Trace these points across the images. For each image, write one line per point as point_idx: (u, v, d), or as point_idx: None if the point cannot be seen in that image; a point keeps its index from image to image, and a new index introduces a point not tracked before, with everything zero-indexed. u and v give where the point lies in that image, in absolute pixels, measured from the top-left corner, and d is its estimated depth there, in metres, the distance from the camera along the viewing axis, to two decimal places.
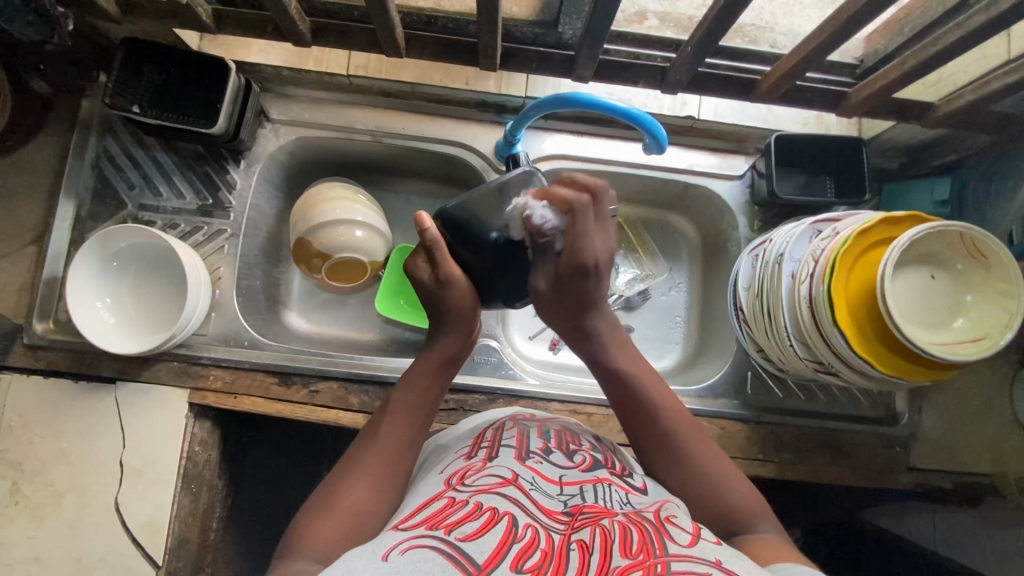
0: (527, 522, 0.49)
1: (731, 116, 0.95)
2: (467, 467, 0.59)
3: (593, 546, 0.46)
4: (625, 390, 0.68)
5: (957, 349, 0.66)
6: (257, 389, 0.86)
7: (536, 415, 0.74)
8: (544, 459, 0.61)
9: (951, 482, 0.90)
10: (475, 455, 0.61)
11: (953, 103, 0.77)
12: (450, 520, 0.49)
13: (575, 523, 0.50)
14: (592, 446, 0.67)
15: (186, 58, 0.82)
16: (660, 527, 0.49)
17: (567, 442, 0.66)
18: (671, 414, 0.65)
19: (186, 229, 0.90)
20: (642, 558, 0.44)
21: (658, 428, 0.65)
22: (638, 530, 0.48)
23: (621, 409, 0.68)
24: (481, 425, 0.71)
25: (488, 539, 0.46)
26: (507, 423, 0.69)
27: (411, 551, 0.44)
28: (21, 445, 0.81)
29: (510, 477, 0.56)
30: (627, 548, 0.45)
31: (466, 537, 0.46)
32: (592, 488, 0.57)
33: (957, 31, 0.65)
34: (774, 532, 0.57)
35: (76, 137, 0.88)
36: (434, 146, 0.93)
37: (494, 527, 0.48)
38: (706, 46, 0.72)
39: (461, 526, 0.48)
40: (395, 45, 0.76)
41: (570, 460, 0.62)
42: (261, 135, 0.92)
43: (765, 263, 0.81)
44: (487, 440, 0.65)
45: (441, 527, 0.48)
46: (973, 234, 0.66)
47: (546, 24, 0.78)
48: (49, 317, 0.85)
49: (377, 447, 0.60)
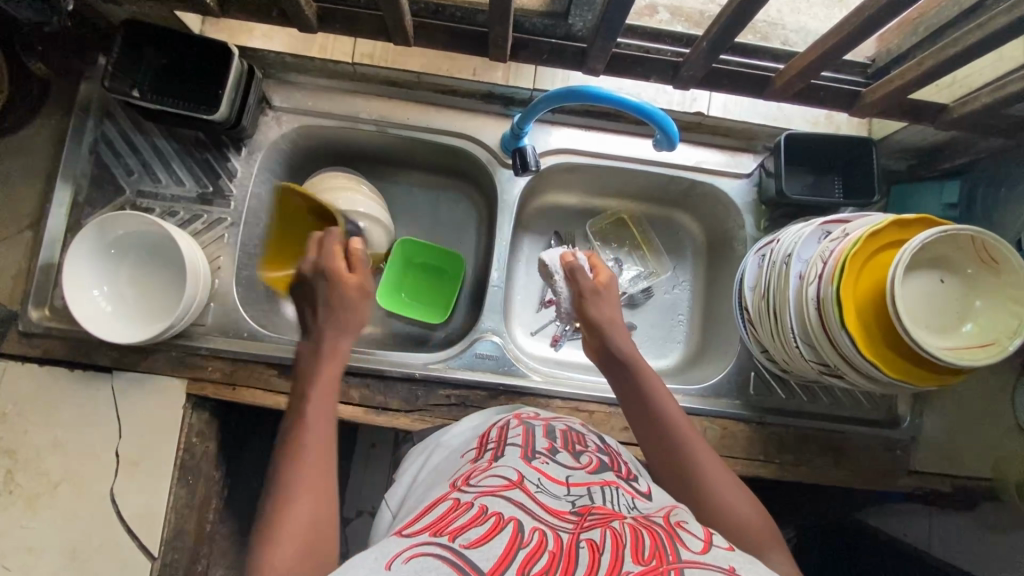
0: (534, 526, 0.48)
1: (741, 112, 0.93)
2: (472, 469, 0.59)
3: (603, 548, 0.45)
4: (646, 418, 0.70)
5: (966, 354, 0.65)
6: (256, 381, 0.85)
7: (539, 413, 0.74)
8: (550, 459, 0.60)
9: (952, 485, 0.91)
10: (481, 457, 0.61)
11: (968, 106, 0.76)
12: (454, 525, 0.48)
13: (584, 523, 0.49)
14: (598, 448, 0.67)
15: (186, 42, 0.80)
16: (670, 532, 0.49)
17: (574, 443, 0.66)
18: (687, 442, 0.67)
19: (184, 217, 0.88)
20: (654, 564, 0.43)
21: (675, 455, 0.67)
22: (649, 535, 0.48)
23: (642, 436, 0.70)
24: (485, 425, 0.70)
25: (494, 545, 0.45)
26: (511, 422, 0.68)
27: (415, 560, 0.43)
28: (15, 433, 0.79)
29: (516, 480, 0.55)
30: (638, 554, 0.44)
31: (472, 544, 0.45)
32: (600, 489, 0.56)
33: (977, 33, 0.64)
34: (779, 562, 0.59)
35: (74, 120, 0.86)
36: (439, 137, 0.92)
37: (500, 533, 0.47)
38: (722, 42, 0.71)
39: (465, 532, 0.47)
40: (404, 33, 0.74)
41: (576, 461, 0.61)
42: (263, 123, 0.90)
43: (772, 264, 0.81)
44: (493, 440, 0.65)
45: (445, 533, 0.47)
46: (984, 238, 0.66)
47: (556, 15, 0.76)
48: (45, 304, 0.84)
49: (303, 460, 0.59)
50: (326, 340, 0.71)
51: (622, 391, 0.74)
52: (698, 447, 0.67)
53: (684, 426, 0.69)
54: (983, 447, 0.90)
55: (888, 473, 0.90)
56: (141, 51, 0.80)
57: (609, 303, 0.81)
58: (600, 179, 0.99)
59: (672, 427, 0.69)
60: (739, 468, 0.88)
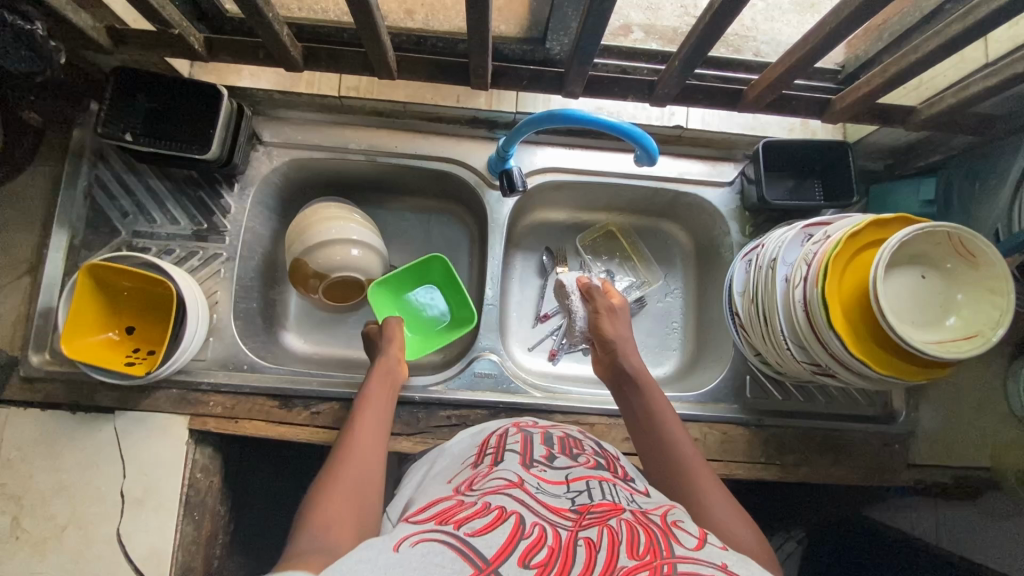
0: (535, 520, 0.49)
1: (719, 125, 0.96)
2: (473, 475, 0.60)
3: (600, 544, 0.46)
4: (649, 433, 0.72)
5: (952, 347, 0.67)
6: (258, 412, 0.86)
7: (537, 422, 0.75)
8: (548, 464, 0.61)
9: (952, 477, 0.91)
10: (481, 462, 0.62)
11: (935, 107, 0.78)
12: (459, 515, 0.50)
13: (583, 521, 0.50)
14: (596, 451, 0.68)
15: (175, 85, 0.83)
16: (665, 529, 0.50)
17: (571, 446, 0.67)
18: (687, 455, 0.68)
19: (181, 254, 0.89)
20: (649, 559, 0.44)
21: (674, 467, 0.68)
22: (645, 531, 0.49)
23: (645, 452, 0.72)
24: (484, 432, 0.72)
25: (496, 535, 0.47)
26: (509, 430, 0.70)
27: (422, 545, 0.46)
28: (20, 479, 0.80)
29: (516, 480, 0.56)
30: (633, 550, 0.45)
31: (475, 532, 0.47)
32: (599, 484, 0.57)
33: (936, 39, 0.66)
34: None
35: (68, 167, 0.88)
36: (427, 163, 0.94)
37: (502, 525, 0.48)
38: (694, 59, 0.73)
39: (470, 522, 0.49)
40: (387, 67, 0.77)
41: (574, 462, 0.63)
42: (254, 159, 0.92)
43: (759, 268, 0.82)
44: (492, 446, 0.66)
45: (450, 522, 0.49)
46: (960, 234, 0.68)
47: (534, 41, 0.81)
48: (45, 349, 0.85)
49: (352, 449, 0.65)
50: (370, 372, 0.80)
51: (628, 407, 0.77)
52: (699, 461, 0.68)
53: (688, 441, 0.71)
54: (980, 437, 0.91)
55: (887, 467, 0.91)
56: (132, 96, 0.82)
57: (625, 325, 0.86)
58: (587, 194, 1.01)
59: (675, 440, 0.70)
60: (741, 471, 0.89)
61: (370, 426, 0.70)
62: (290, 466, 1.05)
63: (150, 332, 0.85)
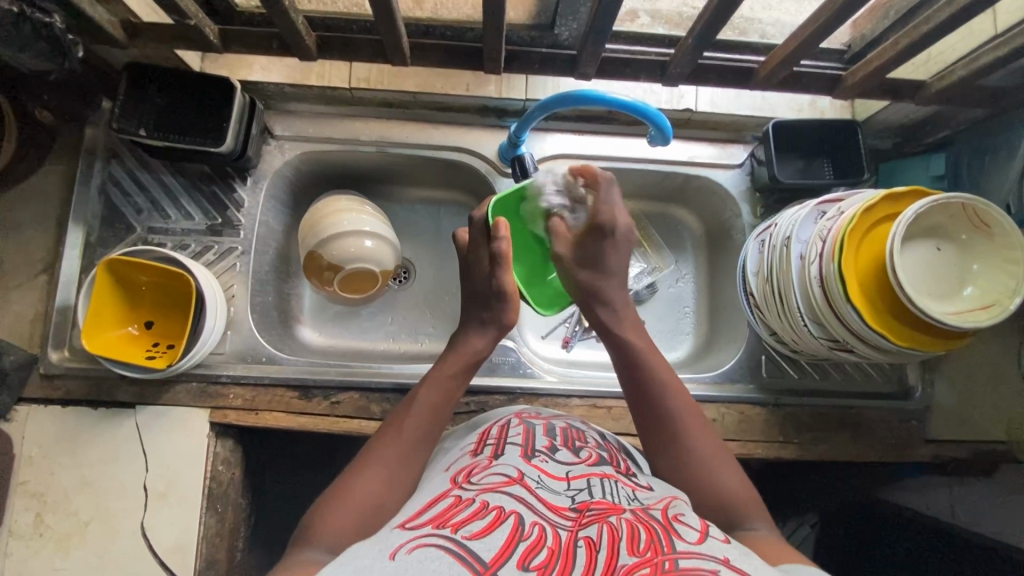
0: (533, 520, 0.49)
1: (729, 105, 0.97)
2: (473, 466, 0.60)
3: (600, 543, 0.46)
4: (644, 398, 0.66)
5: (969, 317, 0.67)
6: (277, 404, 0.86)
7: (541, 412, 0.75)
8: (550, 457, 0.61)
9: (969, 450, 0.92)
10: (481, 453, 0.62)
11: (945, 80, 0.79)
12: (456, 519, 0.49)
13: (583, 519, 0.50)
14: (598, 444, 0.68)
15: (187, 79, 0.83)
16: (666, 525, 0.49)
17: (573, 439, 0.67)
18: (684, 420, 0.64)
19: (196, 249, 0.90)
20: (649, 556, 0.44)
21: (672, 434, 0.64)
22: (646, 528, 0.48)
23: (639, 417, 0.66)
24: (486, 422, 0.72)
25: (494, 537, 0.46)
26: (512, 421, 0.70)
27: (417, 551, 0.44)
28: (43, 475, 0.80)
29: (516, 476, 0.56)
30: (634, 546, 0.45)
31: (473, 536, 0.47)
32: (600, 482, 0.57)
33: (947, 9, 0.67)
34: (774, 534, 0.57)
35: (81, 164, 0.88)
36: (438, 153, 0.95)
37: (500, 526, 0.48)
38: (705, 38, 0.74)
39: (467, 524, 0.48)
40: (401, 54, 0.78)
41: (576, 457, 0.63)
42: (266, 153, 0.93)
43: (772, 247, 0.83)
44: (493, 437, 0.66)
45: (447, 526, 0.48)
46: (974, 204, 0.68)
47: (542, 27, 0.81)
48: (64, 346, 0.85)
49: (396, 439, 0.62)
50: (459, 337, 0.71)
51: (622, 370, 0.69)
52: (694, 427, 0.64)
53: (683, 405, 0.65)
54: (997, 411, 0.91)
55: (905, 443, 0.92)
56: (145, 92, 0.83)
57: (612, 258, 0.71)
58: None
59: (667, 399, 0.65)
60: (760, 450, 0.89)
61: (415, 430, 0.63)
62: (307, 461, 1.05)
63: (169, 327, 0.85)
